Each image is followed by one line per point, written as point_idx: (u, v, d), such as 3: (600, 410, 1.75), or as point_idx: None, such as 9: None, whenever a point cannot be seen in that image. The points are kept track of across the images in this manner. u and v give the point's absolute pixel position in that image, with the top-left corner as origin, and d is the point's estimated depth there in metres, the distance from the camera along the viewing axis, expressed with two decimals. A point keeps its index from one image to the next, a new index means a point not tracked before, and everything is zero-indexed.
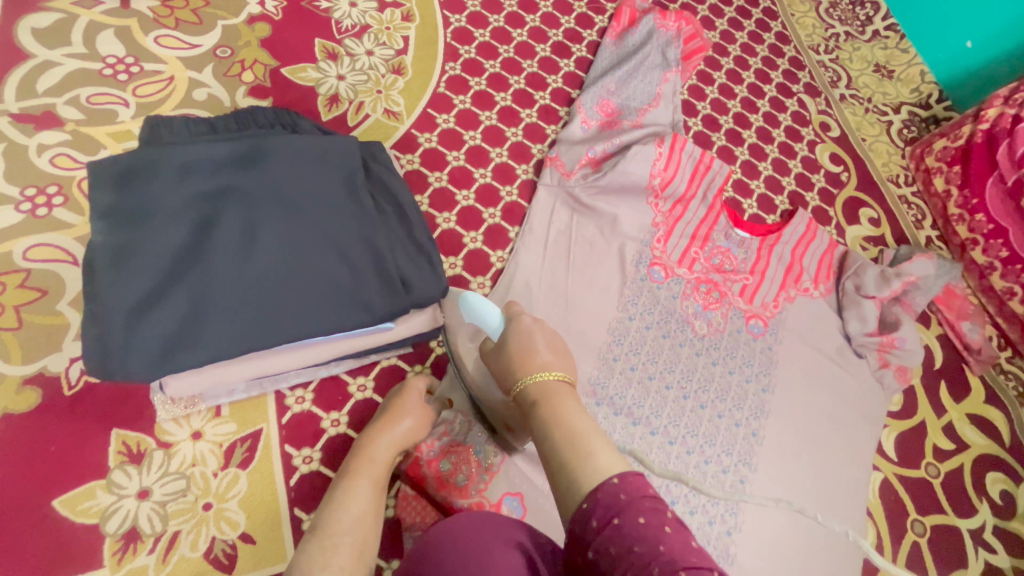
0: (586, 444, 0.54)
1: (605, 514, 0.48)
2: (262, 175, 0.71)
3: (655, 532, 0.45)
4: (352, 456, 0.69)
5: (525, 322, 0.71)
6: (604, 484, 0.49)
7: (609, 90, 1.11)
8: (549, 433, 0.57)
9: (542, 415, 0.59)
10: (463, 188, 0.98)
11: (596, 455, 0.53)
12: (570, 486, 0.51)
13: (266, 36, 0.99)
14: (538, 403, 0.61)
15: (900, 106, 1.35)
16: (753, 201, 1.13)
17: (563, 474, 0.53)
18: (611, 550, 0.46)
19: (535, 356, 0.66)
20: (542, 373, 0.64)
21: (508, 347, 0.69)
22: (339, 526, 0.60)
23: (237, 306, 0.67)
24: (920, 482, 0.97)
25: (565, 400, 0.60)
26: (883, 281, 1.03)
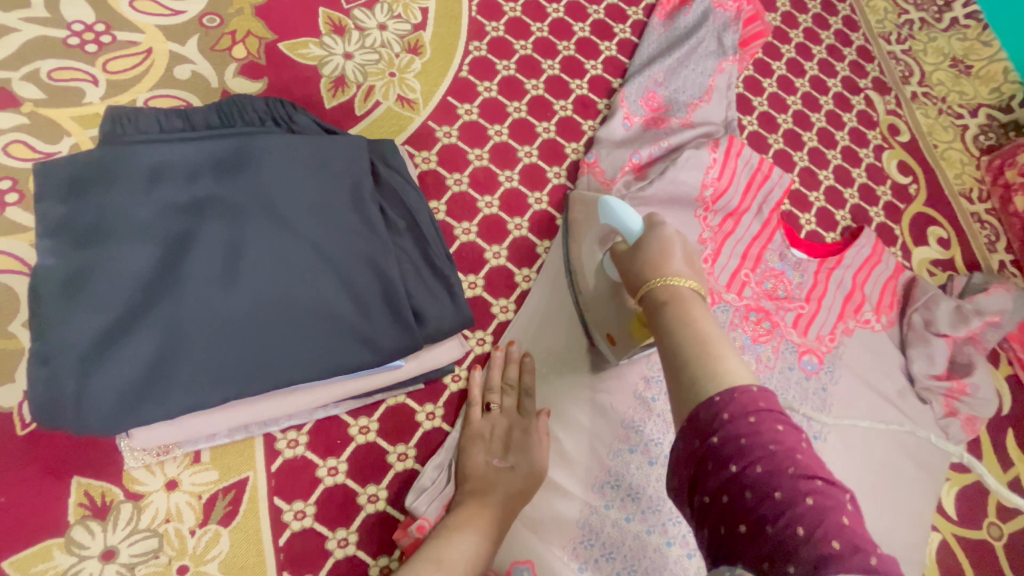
0: (719, 354, 0.46)
1: (739, 410, 0.42)
2: (250, 183, 0.59)
3: (791, 442, 0.41)
4: (468, 494, 0.64)
5: (665, 233, 0.62)
6: (739, 386, 0.43)
7: (656, 81, 0.96)
8: (672, 332, 0.50)
9: (668, 315, 0.52)
10: (486, 193, 0.85)
11: (727, 359, 0.46)
12: (691, 383, 0.45)
13: (262, 3, 0.85)
14: (668, 303, 0.53)
15: (977, 109, 1.19)
16: (812, 216, 1.00)
17: (685, 374, 0.46)
18: (739, 440, 0.40)
19: (671, 263, 0.57)
20: (674, 278, 0.55)
21: (643, 251, 0.61)
22: (454, 566, 0.56)
23: (217, 345, 0.55)
24: (980, 544, 0.87)
25: (700, 307, 0.52)
26: (960, 319, 0.90)
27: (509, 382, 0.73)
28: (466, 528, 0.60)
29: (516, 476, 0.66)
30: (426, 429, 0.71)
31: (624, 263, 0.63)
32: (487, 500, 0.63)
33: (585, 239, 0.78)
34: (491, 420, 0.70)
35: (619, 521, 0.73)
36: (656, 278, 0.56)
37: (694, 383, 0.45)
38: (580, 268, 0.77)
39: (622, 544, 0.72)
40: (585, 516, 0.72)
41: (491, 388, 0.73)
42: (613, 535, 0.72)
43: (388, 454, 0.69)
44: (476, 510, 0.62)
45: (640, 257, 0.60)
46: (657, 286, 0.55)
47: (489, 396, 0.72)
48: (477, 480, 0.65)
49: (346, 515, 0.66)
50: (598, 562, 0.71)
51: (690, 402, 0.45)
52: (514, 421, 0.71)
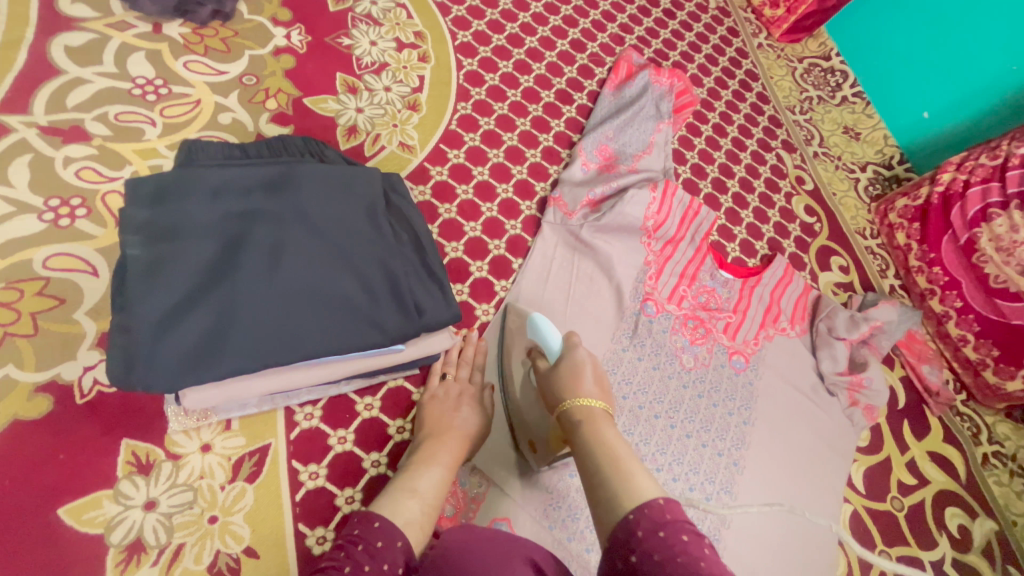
0: (628, 473, 0.60)
1: (651, 527, 0.53)
2: (290, 200, 0.76)
3: (696, 548, 0.51)
4: (426, 441, 0.76)
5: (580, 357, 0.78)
6: (649, 500, 0.56)
7: (607, 137, 1.20)
8: (594, 453, 0.64)
9: (587, 440, 0.66)
10: (471, 219, 1.03)
11: (637, 478, 0.59)
12: (610, 504, 0.57)
13: (291, 68, 1.05)
14: (583, 422, 0.68)
15: (866, 165, 1.48)
16: (736, 245, 1.22)
17: (604, 489, 0.59)
18: (653, 557, 0.51)
19: (584, 382, 0.74)
20: (587, 402, 0.71)
21: (562, 371, 0.77)
22: (425, 491, 0.67)
23: (261, 322, 0.70)
24: (885, 514, 1.03)
25: (609, 427, 0.67)
26: (853, 325, 1.12)
27: (464, 359, 0.88)
28: (430, 462, 0.71)
29: (467, 425, 0.79)
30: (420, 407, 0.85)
31: (546, 383, 0.78)
32: (443, 441, 0.75)
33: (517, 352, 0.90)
34: (445, 385, 0.83)
35: (582, 487, 0.87)
36: (573, 400, 0.72)
37: (611, 498, 0.58)
38: (508, 376, 0.89)
39: (586, 506, 0.86)
40: (554, 482, 0.86)
41: (448, 362, 0.87)
42: (577, 499, 0.86)
43: (389, 427, 0.82)
44: (435, 449, 0.74)
45: (560, 382, 0.75)
46: (574, 408, 0.71)
47: (446, 367, 0.86)
48: (432, 430, 0.77)
49: (352, 476, 0.78)
50: (565, 521, 0.84)
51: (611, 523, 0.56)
52: (465, 387, 0.84)
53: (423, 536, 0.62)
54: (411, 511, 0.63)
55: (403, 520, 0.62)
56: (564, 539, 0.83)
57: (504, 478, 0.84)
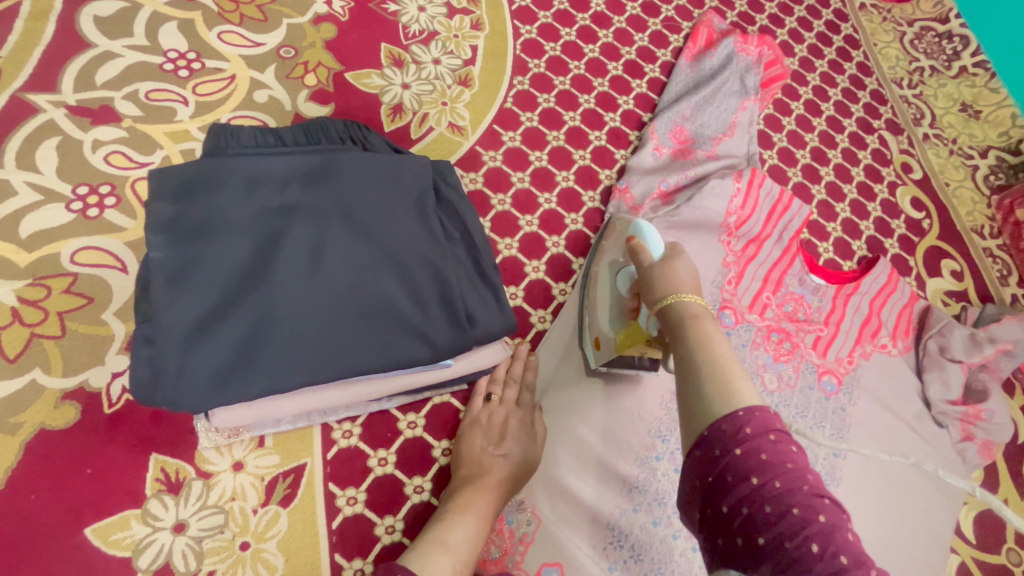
0: (733, 378, 0.50)
1: (760, 427, 0.47)
2: (330, 193, 0.66)
3: (801, 462, 0.47)
4: (463, 486, 0.67)
5: (685, 263, 0.65)
6: (760, 405, 0.48)
7: (684, 116, 1.04)
8: (690, 351, 0.53)
9: (689, 332, 0.55)
10: (527, 212, 0.92)
11: (740, 387, 0.49)
12: (705, 401, 0.50)
13: (331, 38, 0.95)
14: (683, 319, 0.57)
15: (986, 151, 1.26)
16: (830, 244, 1.06)
17: (701, 389, 0.50)
18: (761, 456, 0.46)
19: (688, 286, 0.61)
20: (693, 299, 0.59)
21: (665, 267, 0.64)
22: (458, 546, 0.60)
23: (297, 335, 0.61)
24: (1000, 569, 0.88)
25: (714, 329, 0.55)
26: (974, 346, 0.94)
27: (512, 377, 0.78)
28: (465, 511, 0.64)
29: (508, 463, 0.70)
30: None
31: (642, 275, 0.66)
32: (481, 487, 0.67)
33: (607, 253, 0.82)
34: (490, 412, 0.75)
35: (647, 524, 0.77)
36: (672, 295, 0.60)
37: (706, 406, 0.49)
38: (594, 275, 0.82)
39: (651, 545, 0.76)
40: (616, 517, 0.76)
41: (495, 380, 0.77)
42: (641, 538, 0.76)
43: (434, 449, 0.74)
44: (474, 495, 0.66)
45: (659, 275, 0.63)
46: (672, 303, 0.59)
47: (492, 387, 0.77)
48: (471, 468, 0.69)
49: (393, 503, 0.70)
50: (627, 562, 0.75)
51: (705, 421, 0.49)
52: (512, 411, 0.75)
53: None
54: (442, 570, 0.56)
55: None
56: None
57: (558, 515, 0.75)
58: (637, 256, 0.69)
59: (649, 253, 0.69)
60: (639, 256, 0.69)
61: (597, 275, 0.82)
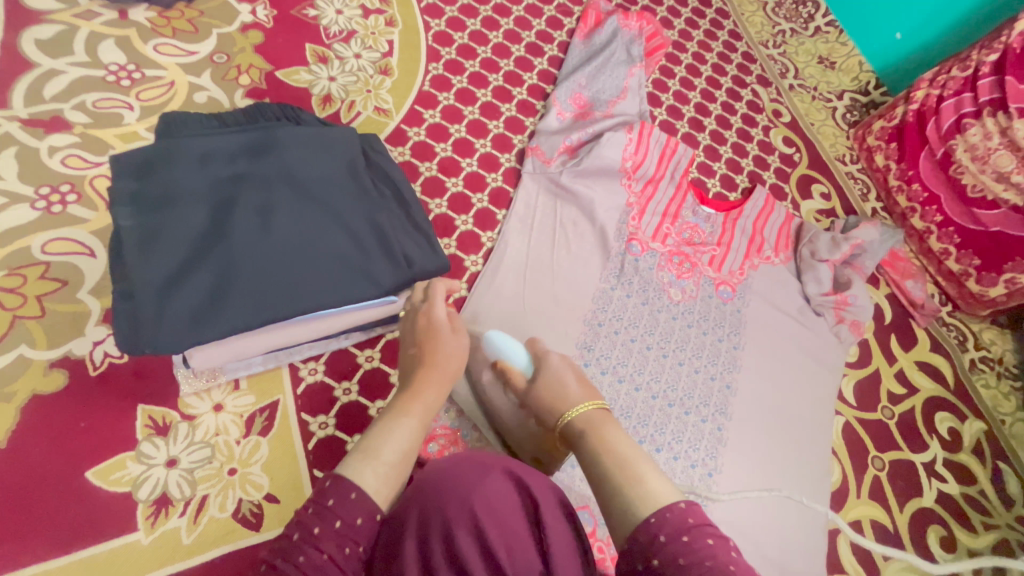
0: (639, 476, 0.57)
1: (674, 530, 0.51)
2: (273, 161, 0.76)
3: (721, 555, 0.49)
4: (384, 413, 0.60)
5: (555, 368, 0.76)
6: (670, 505, 0.54)
7: (580, 85, 1.21)
8: (599, 456, 0.61)
9: (587, 446, 0.63)
10: (452, 176, 1.05)
11: (648, 479, 0.57)
12: (626, 508, 0.55)
13: (259, 43, 1.06)
14: (582, 427, 0.66)
15: (842, 93, 1.49)
16: (716, 181, 1.24)
17: (616, 496, 0.56)
18: (678, 561, 0.49)
19: (565, 389, 0.72)
20: (581, 405, 0.68)
21: (540, 382, 0.76)
22: (388, 455, 0.56)
23: (260, 282, 0.72)
24: (878, 423, 1.08)
25: (609, 427, 0.64)
26: (834, 246, 1.14)
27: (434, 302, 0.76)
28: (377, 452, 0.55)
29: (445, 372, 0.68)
30: None
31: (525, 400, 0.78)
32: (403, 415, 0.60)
33: (486, 373, 0.88)
34: (428, 315, 0.74)
35: None
36: (563, 413, 0.69)
37: (625, 510, 0.55)
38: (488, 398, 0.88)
39: None
40: None
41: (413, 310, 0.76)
42: None
43: (391, 376, 0.86)
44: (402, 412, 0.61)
45: (543, 398, 0.73)
46: (569, 417, 0.68)
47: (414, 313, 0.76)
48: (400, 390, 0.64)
49: (361, 423, 0.82)
50: None
51: (628, 529, 0.54)
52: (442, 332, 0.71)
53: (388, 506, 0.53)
54: (375, 483, 0.53)
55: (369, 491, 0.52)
56: (570, 465, 0.91)
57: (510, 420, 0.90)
58: (509, 378, 0.81)
59: (519, 371, 0.81)
60: (513, 379, 0.81)
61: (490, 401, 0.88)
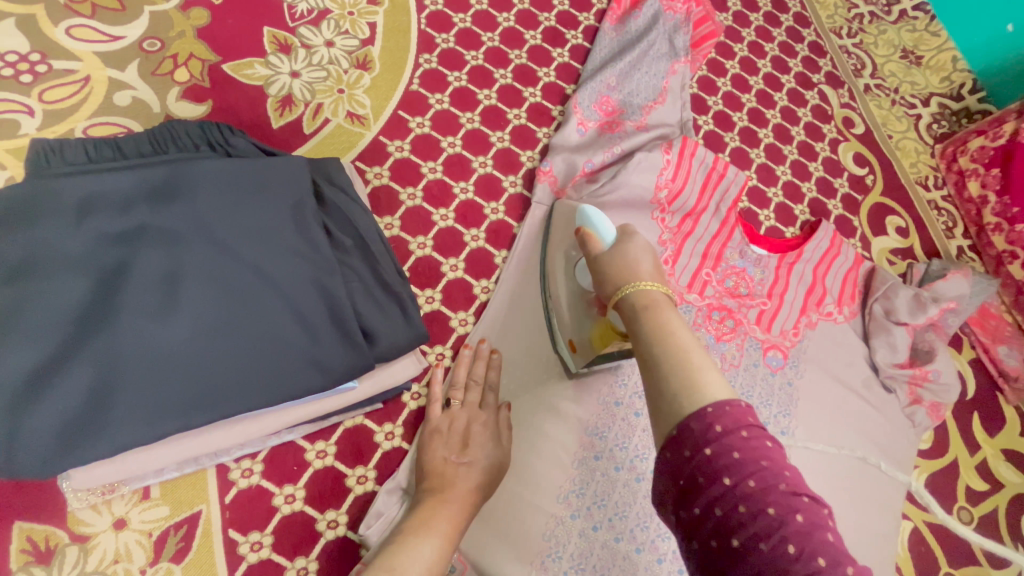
0: (697, 366, 0.46)
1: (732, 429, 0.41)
2: (185, 211, 0.58)
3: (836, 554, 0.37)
4: (426, 494, 0.62)
5: (638, 246, 0.61)
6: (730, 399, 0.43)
7: (609, 85, 0.96)
8: (651, 343, 0.49)
9: (644, 327, 0.51)
10: (441, 206, 0.84)
11: (704, 374, 0.45)
12: (670, 397, 0.44)
13: (204, 25, 0.84)
14: (643, 308, 0.53)
15: (929, 98, 1.21)
16: (770, 212, 1.01)
17: (666, 382, 0.45)
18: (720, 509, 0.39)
19: (636, 269, 0.58)
20: (649, 284, 0.55)
21: (606, 260, 0.61)
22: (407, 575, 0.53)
23: (158, 377, 0.53)
24: (950, 529, 0.88)
25: (671, 314, 0.51)
26: (918, 307, 0.91)
27: (473, 378, 0.73)
28: (421, 532, 0.57)
29: (474, 472, 0.65)
30: (385, 449, 0.70)
31: (593, 268, 0.63)
32: (443, 500, 0.61)
33: (558, 250, 0.78)
34: (452, 418, 0.69)
35: (584, 532, 0.72)
36: (628, 285, 0.56)
37: (672, 394, 0.44)
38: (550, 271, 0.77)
39: (591, 553, 0.72)
40: (552, 529, 0.72)
41: (454, 385, 0.72)
42: (579, 547, 0.72)
43: (348, 477, 0.68)
44: (433, 511, 0.60)
45: (609, 266, 0.60)
46: (629, 293, 0.55)
47: (452, 392, 0.72)
48: (433, 477, 0.63)
49: (305, 543, 0.64)
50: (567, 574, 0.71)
51: (676, 415, 0.43)
52: (475, 414, 0.70)
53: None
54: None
55: None
56: None
57: (491, 538, 0.70)
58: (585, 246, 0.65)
59: (598, 241, 0.65)
60: (588, 246, 0.65)
61: (552, 270, 0.77)
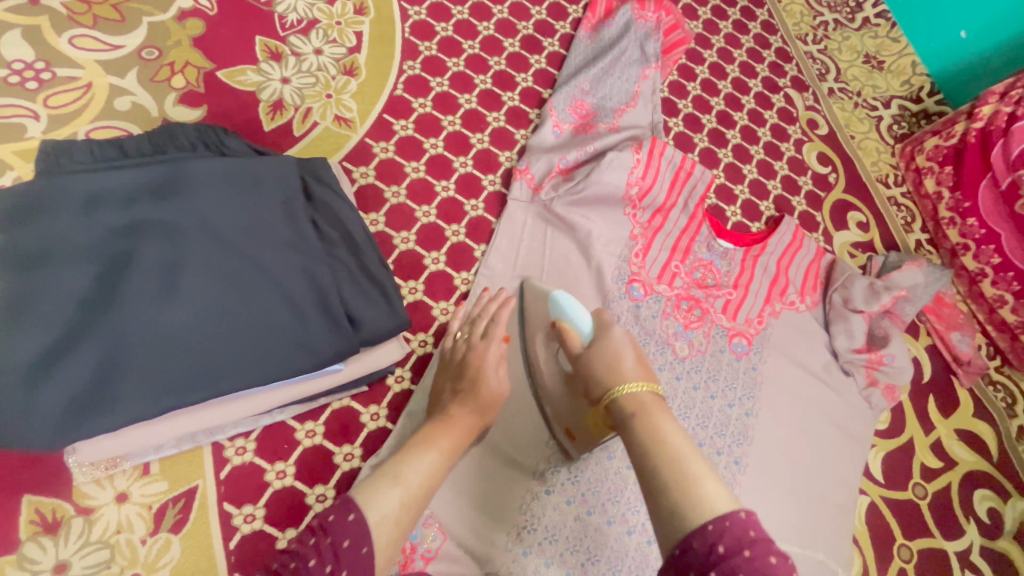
0: (695, 476, 0.51)
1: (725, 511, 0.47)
2: (183, 205, 0.63)
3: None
4: (430, 421, 0.68)
5: (617, 340, 0.68)
6: (731, 513, 0.47)
7: (583, 90, 1.02)
8: (648, 453, 0.54)
9: (638, 436, 0.56)
10: (424, 203, 0.89)
11: (704, 484, 0.50)
12: (673, 509, 0.49)
13: (199, 34, 0.89)
14: (634, 415, 0.58)
15: (890, 100, 1.28)
16: (737, 208, 1.07)
17: (665, 501, 0.50)
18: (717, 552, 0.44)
19: (621, 368, 0.64)
20: (637, 387, 0.61)
21: (592, 359, 0.67)
22: (410, 479, 0.58)
23: (161, 358, 0.59)
24: (906, 504, 0.93)
25: (666, 420, 0.57)
26: (873, 295, 0.98)
27: (484, 315, 0.78)
28: (423, 445, 0.62)
29: (474, 398, 0.69)
30: (370, 429, 0.75)
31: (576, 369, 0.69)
32: (446, 423, 0.66)
33: (539, 335, 0.79)
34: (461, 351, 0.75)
35: (559, 504, 0.78)
36: (617, 389, 0.62)
37: (672, 512, 0.49)
38: (535, 362, 0.79)
39: (564, 525, 0.77)
40: (527, 503, 0.77)
41: (465, 322, 0.79)
42: (554, 519, 0.77)
43: (335, 455, 0.72)
44: (438, 433, 0.65)
45: (594, 363, 0.66)
46: (620, 398, 0.61)
47: (461, 329, 0.79)
48: (442, 411, 0.69)
49: (294, 515, 0.69)
50: (542, 544, 0.75)
51: (676, 534, 0.48)
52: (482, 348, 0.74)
53: (398, 533, 0.54)
54: (388, 503, 0.55)
55: (378, 514, 0.53)
56: (542, 565, 0.74)
57: (470, 512, 0.75)
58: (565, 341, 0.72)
59: (576, 335, 0.72)
60: (566, 340, 0.72)
61: (537, 363, 0.79)
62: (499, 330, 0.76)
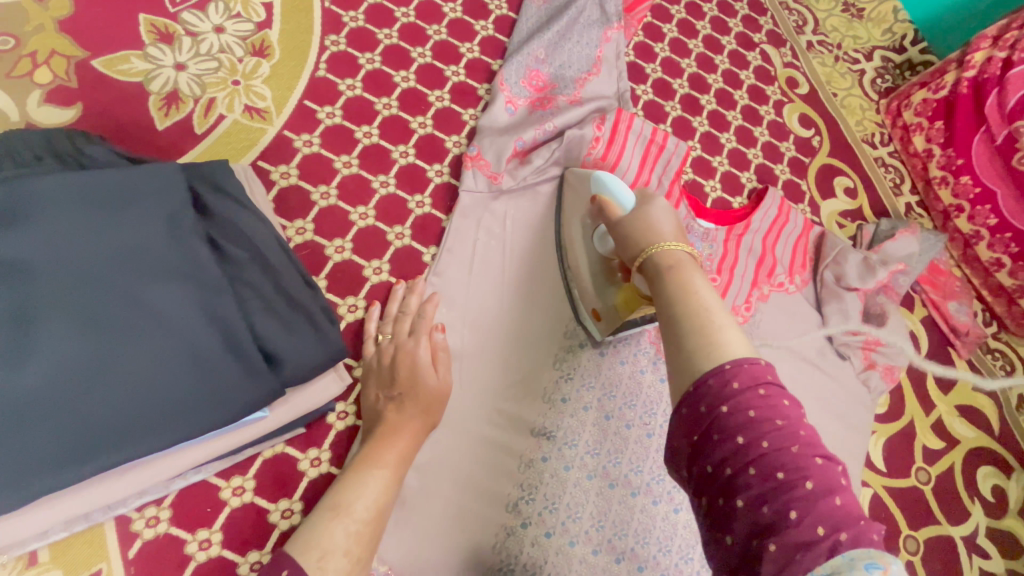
0: (717, 325, 0.43)
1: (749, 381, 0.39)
2: (27, 235, 0.48)
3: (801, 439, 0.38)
4: (370, 433, 0.61)
5: (659, 208, 0.58)
6: (750, 357, 0.41)
7: (538, 58, 0.89)
8: (672, 301, 0.46)
9: (668, 286, 0.47)
10: (359, 203, 0.76)
11: (725, 333, 0.42)
12: (686, 354, 0.42)
13: (66, 17, 0.73)
14: (665, 270, 0.49)
15: (872, 52, 1.18)
16: (716, 182, 0.97)
17: (683, 343, 0.43)
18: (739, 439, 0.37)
19: (658, 231, 0.55)
20: (676, 245, 0.51)
21: (628, 226, 0.58)
22: (354, 509, 0.53)
23: (14, 435, 0.45)
24: (909, 491, 0.87)
25: (698, 277, 0.47)
26: (867, 271, 0.90)
27: (405, 311, 0.71)
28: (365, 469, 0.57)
29: (412, 402, 0.63)
30: (311, 478, 0.64)
31: (613, 234, 0.61)
32: (385, 437, 0.59)
33: (575, 220, 0.75)
34: (386, 350, 0.67)
35: (539, 539, 0.68)
36: (652, 246, 0.52)
37: (687, 357, 0.42)
38: (568, 243, 0.75)
39: (545, 562, 0.68)
40: (502, 540, 0.67)
41: (385, 320, 0.71)
42: (534, 556, 0.68)
43: (271, 513, 0.62)
44: (379, 448, 0.59)
45: (632, 229, 0.57)
46: (654, 254, 0.52)
47: (381, 329, 0.70)
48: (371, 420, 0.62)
49: None
50: None
51: (692, 371, 0.41)
52: (403, 345, 0.67)
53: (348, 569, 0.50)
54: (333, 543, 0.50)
55: (321, 555, 0.49)
56: None
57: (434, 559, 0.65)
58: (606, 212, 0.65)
59: (616, 206, 0.65)
60: (607, 210, 0.65)
61: (569, 242, 0.75)
62: (429, 324, 0.70)
